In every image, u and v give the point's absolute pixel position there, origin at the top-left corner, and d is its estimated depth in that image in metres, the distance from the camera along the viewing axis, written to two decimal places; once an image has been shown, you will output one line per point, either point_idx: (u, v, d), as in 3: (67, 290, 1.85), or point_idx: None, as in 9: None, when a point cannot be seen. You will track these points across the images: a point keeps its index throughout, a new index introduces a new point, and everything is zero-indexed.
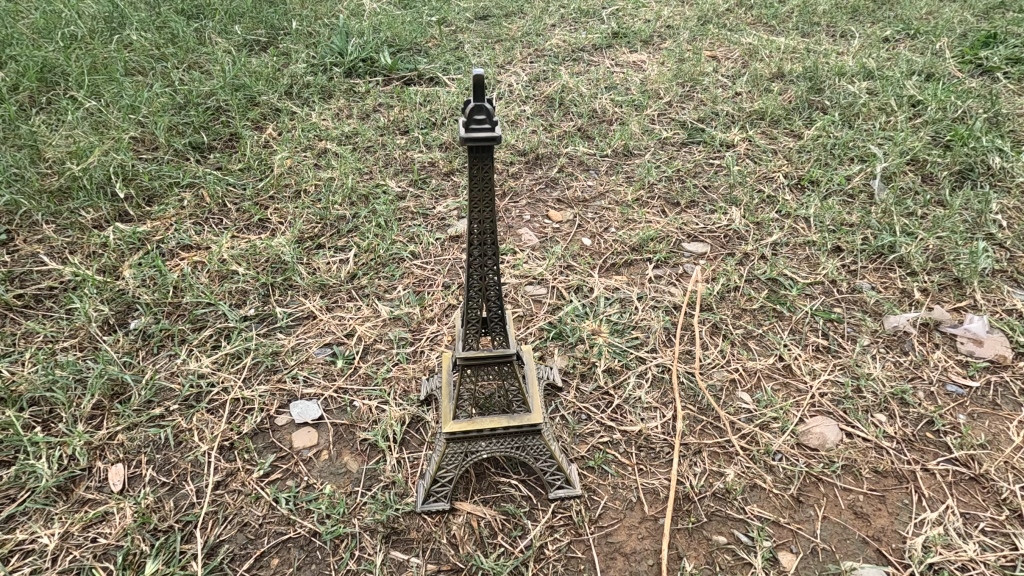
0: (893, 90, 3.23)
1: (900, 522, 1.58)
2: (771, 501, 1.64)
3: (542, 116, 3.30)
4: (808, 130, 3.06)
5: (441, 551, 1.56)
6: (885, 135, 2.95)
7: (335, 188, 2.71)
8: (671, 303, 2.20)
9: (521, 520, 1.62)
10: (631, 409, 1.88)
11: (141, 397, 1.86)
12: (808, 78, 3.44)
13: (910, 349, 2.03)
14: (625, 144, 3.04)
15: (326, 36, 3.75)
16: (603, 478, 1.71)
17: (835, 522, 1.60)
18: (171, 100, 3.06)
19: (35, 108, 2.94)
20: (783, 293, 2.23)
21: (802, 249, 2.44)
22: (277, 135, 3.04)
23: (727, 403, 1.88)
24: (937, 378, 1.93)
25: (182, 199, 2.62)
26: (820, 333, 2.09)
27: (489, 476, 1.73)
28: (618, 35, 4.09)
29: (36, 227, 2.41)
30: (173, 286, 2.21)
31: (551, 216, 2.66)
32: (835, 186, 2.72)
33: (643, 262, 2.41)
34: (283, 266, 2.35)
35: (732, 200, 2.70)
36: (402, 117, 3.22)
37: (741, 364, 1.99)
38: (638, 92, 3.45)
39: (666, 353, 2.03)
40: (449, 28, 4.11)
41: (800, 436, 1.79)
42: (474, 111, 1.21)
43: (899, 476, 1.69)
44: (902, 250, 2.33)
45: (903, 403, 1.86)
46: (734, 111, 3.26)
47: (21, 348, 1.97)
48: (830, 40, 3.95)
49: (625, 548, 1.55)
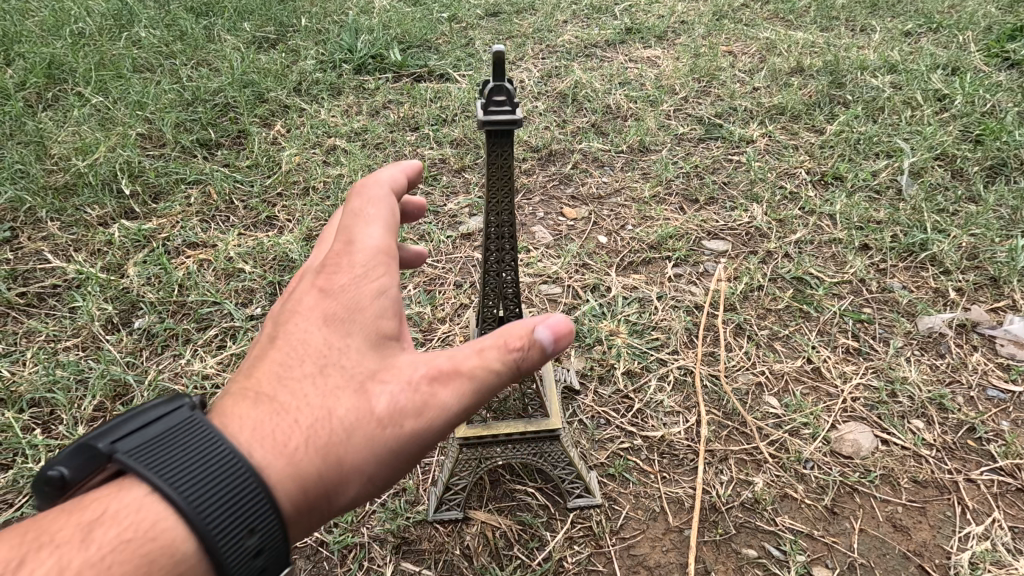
0: (918, 84, 3.12)
1: (942, 536, 1.49)
2: (803, 513, 1.55)
3: (555, 112, 3.22)
4: (830, 125, 2.96)
5: (454, 563, 1.48)
6: (912, 130, 2.85)
7: (344, 185, 2.65)
8: (692, 303, 2.11)
9: (539, 531, 1.53)
10: (652, 414, 1.78)
11: (144, 399, 1.80)
12: (829, 72, 3.35)
13: (948, 352, 1.92)
14: (641, 140, 2.93)
15: (335, 32, 3.70)
16: (624, 486, 1.62)
17: (873, 535, 1.50)
18: (179, 97, 3.02)
19: (42, 105, 2.91)
20: (809, 293, 2.13)
21: (827, 247, 2.34)
22: (286, 132, 2.99)
23: (754, 409, 1.78)
24: (976, 383, 1.83)
25: (189, 196, 2.56)
26: (850, 335, 1.99)
27: (504, 483, 1.64)
28: (631, 31, 3.99)
29: (40, 225, 2.37)
30: (179, 284, 2.15)
31: (565, 213, 2.58)
32: (861, 182, 2.62)
33: (661, 261, 2.32)
34: (290, 264, 2.28)
35: (753, 197, 2.60)
36: (411, 113, 3.15)
37: (768, 366, 1.89)
38: (653, 87, 3.36)
39: (688, 355, 1.93)
40: (459, 25, 4.03)
41: (833, 443, 1.69)
42: (493, 92, 1.13)
43: (941, 487, 1.59)
44: (935, 248, 2.23)
45: (941, 409, 1.75)
46: (753, 106, 3.17)
47: (22, 348, 1.93)
48: (850, 34, 3.83)
49: (649, 561, 1.47)
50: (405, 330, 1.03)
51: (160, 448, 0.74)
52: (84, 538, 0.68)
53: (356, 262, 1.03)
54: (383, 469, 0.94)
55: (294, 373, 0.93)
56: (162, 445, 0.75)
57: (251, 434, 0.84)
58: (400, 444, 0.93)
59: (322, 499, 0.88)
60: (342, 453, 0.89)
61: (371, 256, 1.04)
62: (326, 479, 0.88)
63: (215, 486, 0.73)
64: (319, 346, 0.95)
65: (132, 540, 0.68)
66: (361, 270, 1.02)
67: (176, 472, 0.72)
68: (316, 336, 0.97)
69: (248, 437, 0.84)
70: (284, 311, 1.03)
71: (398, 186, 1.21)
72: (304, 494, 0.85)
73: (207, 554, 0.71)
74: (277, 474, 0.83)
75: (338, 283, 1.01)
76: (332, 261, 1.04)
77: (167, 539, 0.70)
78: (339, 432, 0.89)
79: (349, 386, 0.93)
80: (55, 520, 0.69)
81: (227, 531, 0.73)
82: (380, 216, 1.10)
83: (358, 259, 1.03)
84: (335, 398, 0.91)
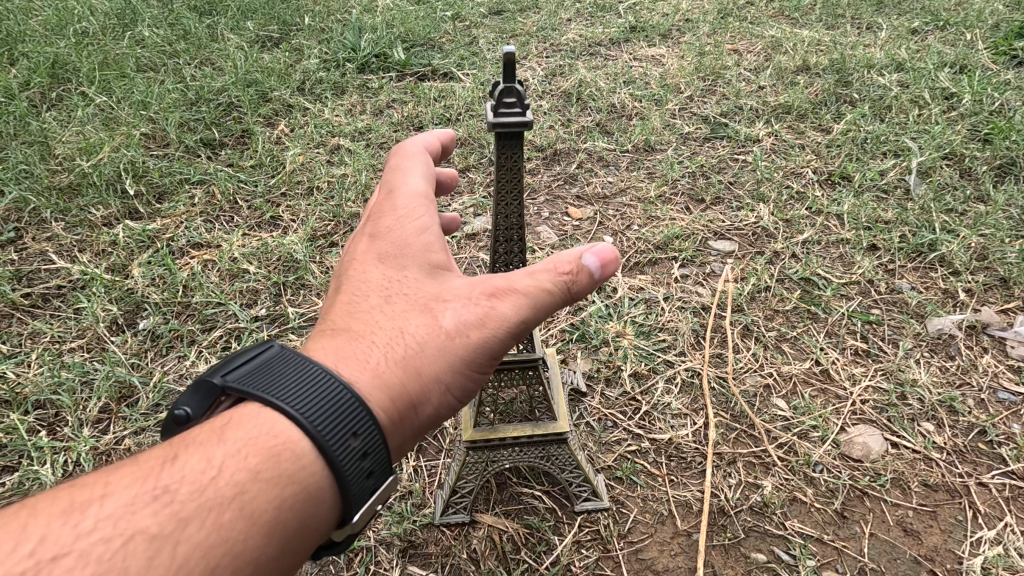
0: (926, 82, 3.10)
1: (953, 541, 1.47)
2: (813, 517, 1.53)
3: (559, 111, 3.21)
4: (837, 125, 2.93)
5: (460, 567, 1.47)
6: (920, 129, 2.83)
7: (348, 185, 2.64)
8: (699, 304, 2.09)
9: (546, 534, 1.52)
10: (660, 416, 1.77)
11: (149, 400, 1.79)
12: (835, 71, 3.32)
13: (957, 353, 1.90)
14: (647, 138, 2.91)
15: (339, 31, 3.68)
16: (632, 489, 1.61)
17: (883, 540, 1.49)
18: (182, 97, 3.01)
19: (46, 105, 2.91)
20: (817, 294, 2.11)
21: (835, 248, 2.32)
22: (290, 131, 2.98)
23: (762, 411, 1.77)
24: (987, 385, 1.81)
25: (193, 196, 2.55)
26: (858, 336, 1.97)
27: (511, 486, 1.63)
28: (636, 29, 3.97)
29: (44, 225, 2.37)
30: (183, 285, 2.14)
31: (571, 213, 2.57)
32: (869, 182, 2.60)
33: (667, 261, 2.30)
34: (295, 264, 2.28)
35: (760, 197, 2.58)
36: (416, 113, 3.14)
37: (776, 368, 1.88)
38: (658, 86, 3.34)
39: (696, 357, 1.92)
40: (463, 23, 4.01)
41: (842, 446, 1.68)
42: (503, 93, 1.12)
43: (952, 491, 1.57)
44: (944, 248, 2.21)
45: (951, 412, 1.74)
46: (758, 105, 3.14)
47: (27, 349, 1.92)
48: (856, 32, 3.80)
49: (657, 566, 1.46)
50: (455, 264, 1.14)
51: (266, 372, 0.87)
52: (219, 441, 0.78)
53: (399, 211, 1.17)
54: (458, 381, 1.03)
55: (364, 308, 1.05)
56: (267, 370, 0.87)
57: (336, 358, 0.95)
58: (471, 353, 1.02)
59: (408, 410, 0.98)
60: (420, 365, 0.99)
61: (412, 204, 1.18)
62: (409, 391, 0.97)
63: (316, 397, 0.84)
64: (381, 284, 1.08)
65: (258, 440, 0.79)
66: (406, 216, 1.16)
67: (283, 387, 0.84)
68: (377, 277, 1.09)
69: (334, 359, 0.95)
70: (346, 265, 1.16)
71: (431, 150, 1.37)
72: (392, 404, 0.95)
73: (320, 450, 0.81)
74: (366, 384, 0.93)
75: (389, 230, 1.15)
76: (379, 214, 1.18)
77: (286, 440, 0.80)
78: (414, 347, 1.00)
79: (415, 309, 1.04)
80: (191, 435, 0.80)
81: (335, 429, 0.83)
82: (414, 175, 1.25)
83: (401, 208, 1.17)
84: (404, 319, 1.02)
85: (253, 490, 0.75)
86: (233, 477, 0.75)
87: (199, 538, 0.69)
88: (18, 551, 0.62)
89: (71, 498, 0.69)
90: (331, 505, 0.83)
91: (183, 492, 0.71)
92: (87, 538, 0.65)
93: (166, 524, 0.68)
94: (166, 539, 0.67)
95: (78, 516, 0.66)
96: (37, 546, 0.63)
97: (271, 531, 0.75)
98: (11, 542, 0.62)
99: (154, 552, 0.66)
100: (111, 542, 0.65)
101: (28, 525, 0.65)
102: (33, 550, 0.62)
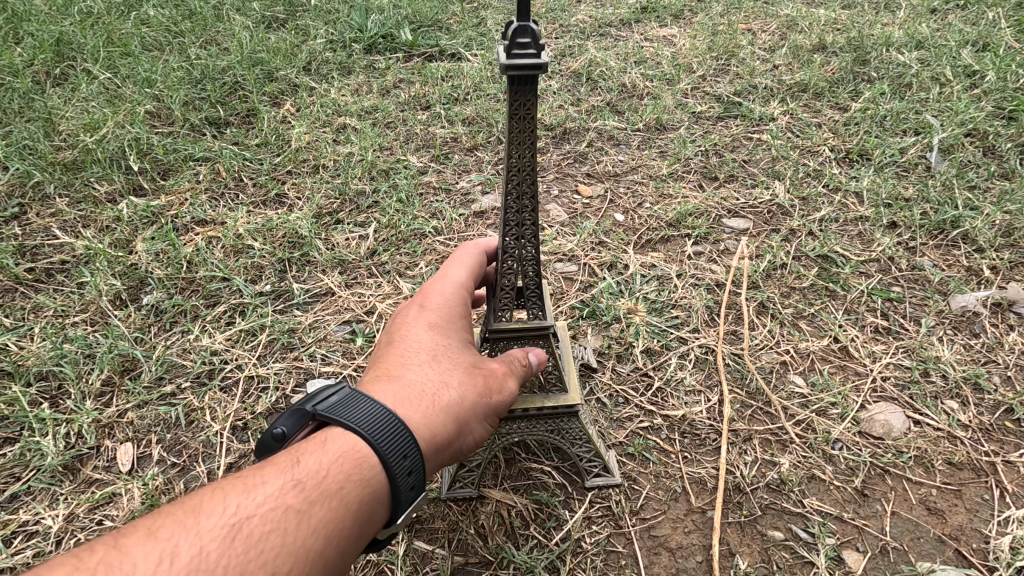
0: (948, 59, 3.00)
1: (980, 520, 1.42)
2: (832, 495, 1.48)
3: (569, 91, 3.14)
4: (854, 103, 2.85)
5: (467, 542, 1.43)
6: (943, 106, 2.73)
7: (355, 163, 2.59)
8: (713, 281, 2.04)
9: (556, 510, 1.49)
10: (673, 392, 1.72)
11: (152, 373, 1.77)
12: (853, 49, 3.23)
13: (982, 331, 1.84)
14: (658, 118, 2.85)
15: (345, 12, 3.62)
16: (644, 466, 1.56)
17: (906, 518, 1.44)
18: (187, 75, 2.97)
19: (50, 83, 2.88)
20: (835, 271, 2.05)
21: (854, 225, 2.25)
22: (296, 111, 2.93)
23: (778, 387, 1.72)
24: (1013, 363, 1.75)
25: (198, 172, 2.52)
26: (879, 313, 1.91)
27: (520, 462, 1.59)
28: (647, 10, 3.88)
29: (48, 201, 2.34)
30: (187, 261, 2.11)
31: (580, 191, 2.52)
32: (888, 158, 2.52)
33: (680, 238, 2.25)
34: (300, 241, 2.24)
35: (775, 174, 2.52)
36: (423, 93, 3.08)
37: (792, 345, 1.82)
38: (670, 65, 3.26)
39: (709, 333, 1.87)
40: (471, 5, 3.94)
41: (862, 424, 1.63)
42: (516, 33, 1.07)
43: (978, 470, 1.52)
44: (967, 225, 2.14)
45: (976, 390, 1.68)
46: (773, 84, 3.06)
47: (30, 322, 1.90)
48: (874, 12, 3.69)
49: (670, 543, 1.41)
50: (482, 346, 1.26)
51: (346, 400, 0.94)
52: (321, 448, 0.87)
53: (447, 296, 1.26)
54: (477, 436, 1.14)
55: (413, 361, 1.11)
56: (350, 402, 0.94)
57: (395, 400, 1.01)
58: (493, 410, 1.16)
59: (439, 457, 1.05)
60: (460, 415, 1.08)
61: (460, 289, 1.29)
62: (446, 438, 1.05)
63: (388, 430, 0.92)
64: (431, 345, 1.15)
65: (350, 455, 0.88)
66: (456, 298, 1.26)
67: (362, 414, 0.92)
68: (425, 339, 1.16)
69: (393, 400, 1.01)
70: (391, 328, 1.22)
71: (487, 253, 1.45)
72: (435, 446, 1.02)
73: (390, 462, 0.89)
74: (421, 423, 1.00)
75: (441, 305, 1.24)
76: (429, 290, 1.27)
77: (368, 452, 0.89)
78: (457, 398, 1.08)
79: (460, 373, 1.13)
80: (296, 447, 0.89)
81: (398, 447, 0.91)
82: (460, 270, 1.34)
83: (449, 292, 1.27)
84: (450, 377, 1.10)
85: (351, 487, 0.85)
86: (337, 474, 0.85)
87: (325, 518, 0.81)
88: (226, 511, 0.75)
89: (242, 479, 0.81)
90: (396, 513, 0.91)
91: (311, 480, 0.82)
92: (261, 507, 0.77)
93: (304, 503, 0.80)
94: (305, 514, 0.79)
95: (255, 489, 0.79)
96: (237, 509, 0.76)
97: (363, 521, 0.86)
98: (220, 505, 0.76)
99: (301, 522, 0.78)
100: (277, 511, 0.77)
101: (224, 497, 0.78)
102: (235, 512, 0.75)
